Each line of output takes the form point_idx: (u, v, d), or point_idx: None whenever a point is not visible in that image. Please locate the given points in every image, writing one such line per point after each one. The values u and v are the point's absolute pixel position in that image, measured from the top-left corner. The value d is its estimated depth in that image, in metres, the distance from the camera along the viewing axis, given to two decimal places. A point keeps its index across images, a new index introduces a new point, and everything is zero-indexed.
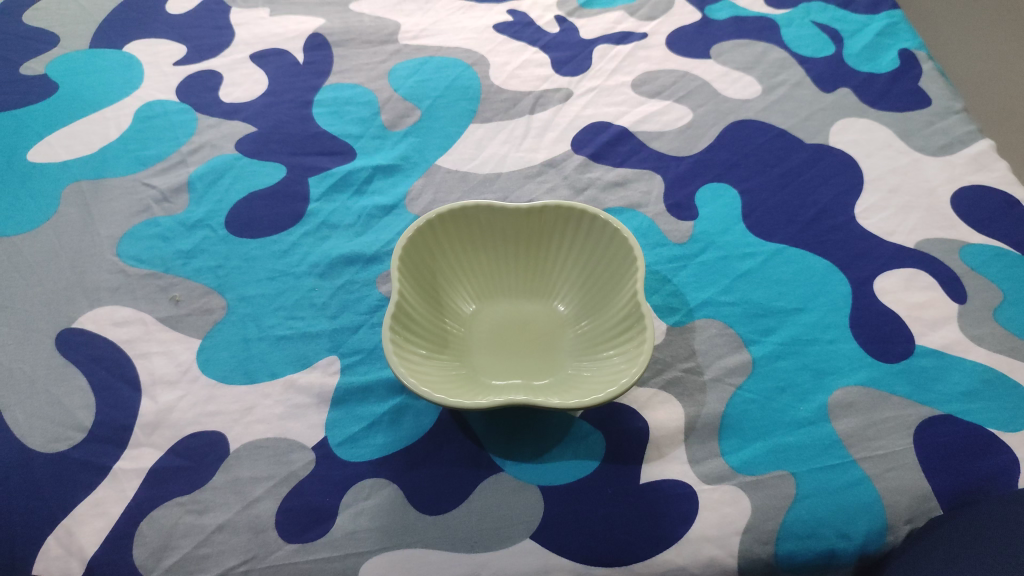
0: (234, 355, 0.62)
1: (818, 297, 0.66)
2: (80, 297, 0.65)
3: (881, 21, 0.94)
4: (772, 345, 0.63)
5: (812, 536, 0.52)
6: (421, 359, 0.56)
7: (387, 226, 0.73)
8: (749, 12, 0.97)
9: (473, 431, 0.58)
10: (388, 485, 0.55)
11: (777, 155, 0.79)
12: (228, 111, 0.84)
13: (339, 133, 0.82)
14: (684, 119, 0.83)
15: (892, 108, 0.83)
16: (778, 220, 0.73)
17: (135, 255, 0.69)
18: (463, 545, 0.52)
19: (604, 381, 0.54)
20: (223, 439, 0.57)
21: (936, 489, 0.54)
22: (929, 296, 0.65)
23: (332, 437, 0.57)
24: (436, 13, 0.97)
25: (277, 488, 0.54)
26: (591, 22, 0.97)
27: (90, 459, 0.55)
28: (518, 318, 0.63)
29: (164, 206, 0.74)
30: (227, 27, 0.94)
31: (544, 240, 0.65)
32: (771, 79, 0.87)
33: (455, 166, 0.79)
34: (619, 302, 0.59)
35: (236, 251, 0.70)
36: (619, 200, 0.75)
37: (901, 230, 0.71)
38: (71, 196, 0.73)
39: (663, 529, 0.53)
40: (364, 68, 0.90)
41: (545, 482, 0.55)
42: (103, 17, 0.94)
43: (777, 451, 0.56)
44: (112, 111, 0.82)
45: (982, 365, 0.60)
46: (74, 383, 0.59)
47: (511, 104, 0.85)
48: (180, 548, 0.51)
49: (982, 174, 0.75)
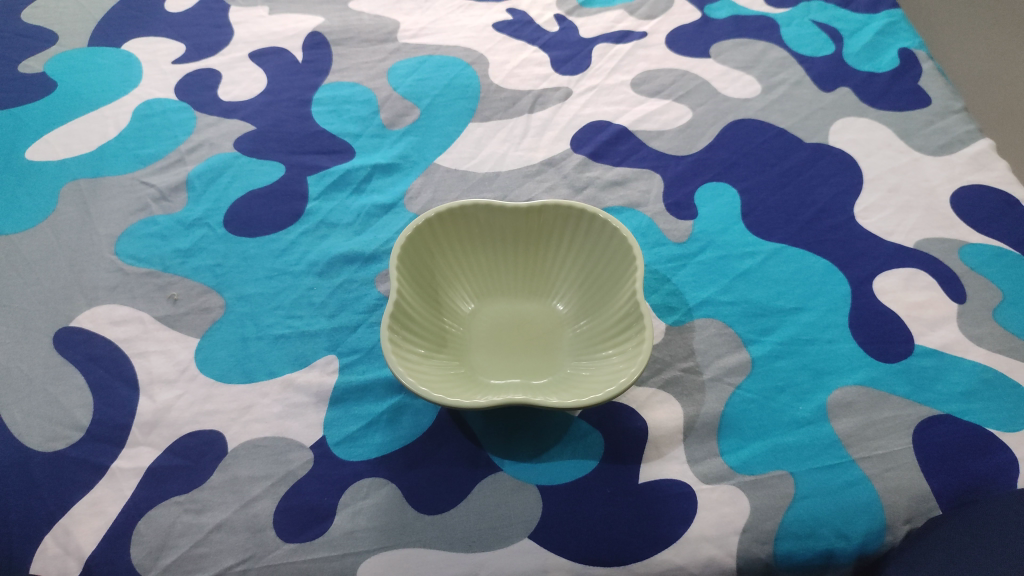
0: (233, 354, 0.62)
1: (817, 296, 0.66)
2: (78, 295, 0.65)
3: (881, 20, 0.94)
4: (772, 344, 0.63)
5: (811, 536, 0.52)
6: (419, 358, 0.56)
7: (386, 226, 0.73)
8: (749, 11, 0.97)
9: (471, 430, 0.58)
10: (387, 484, 0.55)
11: (777, 155, 0.79)
12: (227, 110, 0.83)
13: (338, 132, 0.82)
14: (683, 118, 0.83)
15: (892, 108, 0.83)
16: (777, 219, 0.73)
17: (133, 254, 0.69)
18: (462, 544, 0.52)
19: (603, 381, 0.54)
20: (221, 438, 0.57)
21: (936, 490, 0.54)
22: (928, 296, 0.65)
23: (330, 436, 0.57)
24: (435, 12, 0.97)
25: (276, 487, 0.54)
26: (590, 21, 0.96)
27: (88, 458, 0.55)
28: (517, 317, 0.63)
29: (162, 204, 0.73)
30: (226, 25, 0.94)
31: (543, 239, 0.65)
32: (771, 78, 0.87)
33: (454, 165, 0.79)
34: (618, 301, 0.59)
35: (235, 249, 0.70)
36: (618, 199, 0.75)
37: (900, 230, 0.71)
38: (69, 194, 0.73)
39: (661, 529, 0.53)
40: (363, 66, 0.90)
41: (544, 482, 0.55)
42: (102, 15, 0.93)
43: (776, 451, 0.56)
44: (110, 109, 0.82)
45: (981, 365, 0.60)
46: (72, 382, 0.59)
47: (510, 103, 0.85)
48: (178, 547, 0.51)
49: (981, 174, 0.75)
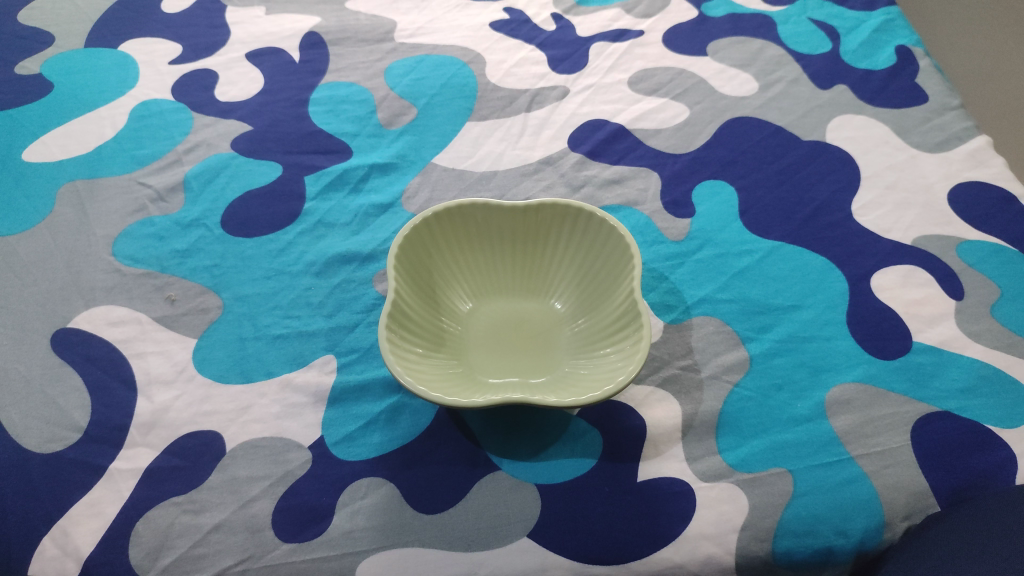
0: (230, 354, 0.62)
1: (816, 294, 0.66)
2: (76, 296, 0.65)
3: (878, 17, 0.94)
4: (770, 342, 0.63)
5: (810, 534, 0.52)
6: (417, 357, 0.56)
7: (384, 225, 0.73)
8: (746, 9, 0.96)
9: (470, 429, 0.58)
10: (385, 484, 0.55)
11: (774, 152, 0.79)
12: (224, 110, 0.83)
13: (336, 132, 0.82)
14: (681, 117, 0.83)
15: (889, 105, 0.82)
16: (775, 217, 0.73)
17: (130, 255, 0.69)
18: (460, 544, 0.52)
19: (601, 379, 0.54)
20: (219, 439, 0.57)
21: (935, 486, 0.54)
22: (926, 293, 0.65)
23: (328, 436, 0.57)
24: (432, 11, 0.97)
25: (274, 487, 0.54)
26: (587, 19, 0.96)
27: (86, 459, 0.55)
28: (515, 317, 0.63)
29: (159, 205, 0.73)
30: (223, 25, 0.94)
31: (540, 238, 0.65)
32: (768, 76, 0.87)
33: (451, 164, 0.79)
34: (616, 299, 0.59)
35: (232, 250, 0.70)
36: (616, 197, 0.75)
37: (898, 227, 0.71)
38: (66, 196, 0.73)
39: (660, 527, 0.53)
40: (359, 66, 0.89)
41: (543, 481, 0.55)
42: (98, 17, 0.93)
43: (775, 449, 0.56)
44: (107, 110, 0.82)
45: (979, 361, 0.60)
46: (69, 383, 0.59)
47: (507, 102, 0.85)
48: (177, 548, 0.51)
49: (979, 170, 0.75)
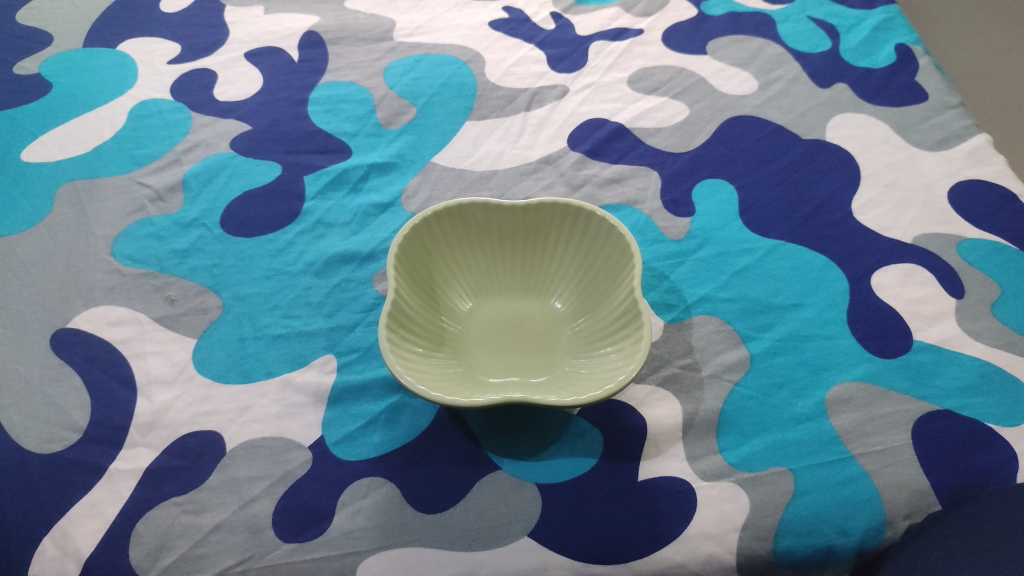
0: (231, 354, 0.62)
1: (816, 292, 0.66)
2: (75, 296, 0.65)
3: (878, 15, 0.94)
4: (771, 340, 0.63)
5: (811, 533, 0.52)
6: (418, 357, 0.55)
7: (384, 225, 0.73)
8: (745, 8, 0.96)
9: (470, 429, 0.57)
10: (385, 483, 0.55)
11: (774, 151, 0.79)
12: (222, 110, 0.83)
13: (335, 131, 0.81)
14: (680, 116, 0.83)
15: (889, 103, 0.82)
16: (775, 216, 0.73)
17: (129, 255, 0.68)
18: (461, 543, 0.52)
19: (601, 379, 0.54)
20: (219, 439, 0.57)
21: (935, 485, 0.54)
22: (926, 291, 0.65)
23: (329, 436, 0.57)
24: (431, 10, 0.97)
25: (274, 487, 0.54)
26: (586, 18, 0.96)
27: (86, 459, 0.55)
28: (515, 316, 0.63)
29: (157, 205, 0.73)
30: (221, 25, 0.94)
31: (540, 236, 0.64)
32: (768, 75, 0.87)
33: (451, 164, 0.78)
34: (617, 298, 0.59)
35: (231, 250, 0.69)
36: (616, 196, 0.75)
37: (898, 225, 0.71)
38: (66, 195, 0.73)
39: (660, 527, 0.53)
40: (358, 66, 0.89)
41: (544, 481, 0.55)
42: (97, 16, 0.93)
43: (776, 447, 0.56)
44: (105, 110, 0.82)
45: (980, 360, 0.60)
46: (68, 384, 0.59)
47: (507, 101, 0.85)
48: (177, 548, 0.51)
49: (979, 168, 0.75)
